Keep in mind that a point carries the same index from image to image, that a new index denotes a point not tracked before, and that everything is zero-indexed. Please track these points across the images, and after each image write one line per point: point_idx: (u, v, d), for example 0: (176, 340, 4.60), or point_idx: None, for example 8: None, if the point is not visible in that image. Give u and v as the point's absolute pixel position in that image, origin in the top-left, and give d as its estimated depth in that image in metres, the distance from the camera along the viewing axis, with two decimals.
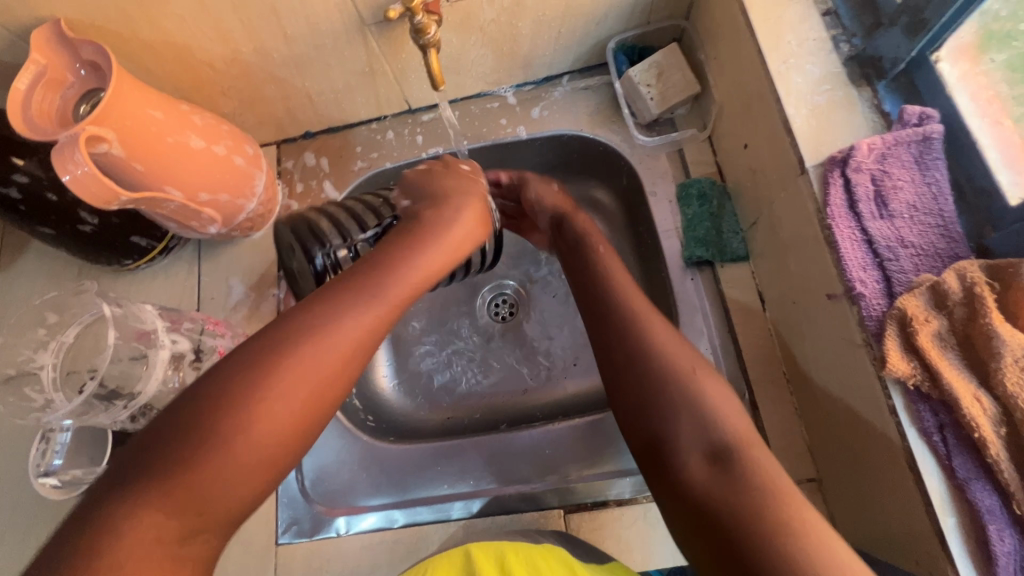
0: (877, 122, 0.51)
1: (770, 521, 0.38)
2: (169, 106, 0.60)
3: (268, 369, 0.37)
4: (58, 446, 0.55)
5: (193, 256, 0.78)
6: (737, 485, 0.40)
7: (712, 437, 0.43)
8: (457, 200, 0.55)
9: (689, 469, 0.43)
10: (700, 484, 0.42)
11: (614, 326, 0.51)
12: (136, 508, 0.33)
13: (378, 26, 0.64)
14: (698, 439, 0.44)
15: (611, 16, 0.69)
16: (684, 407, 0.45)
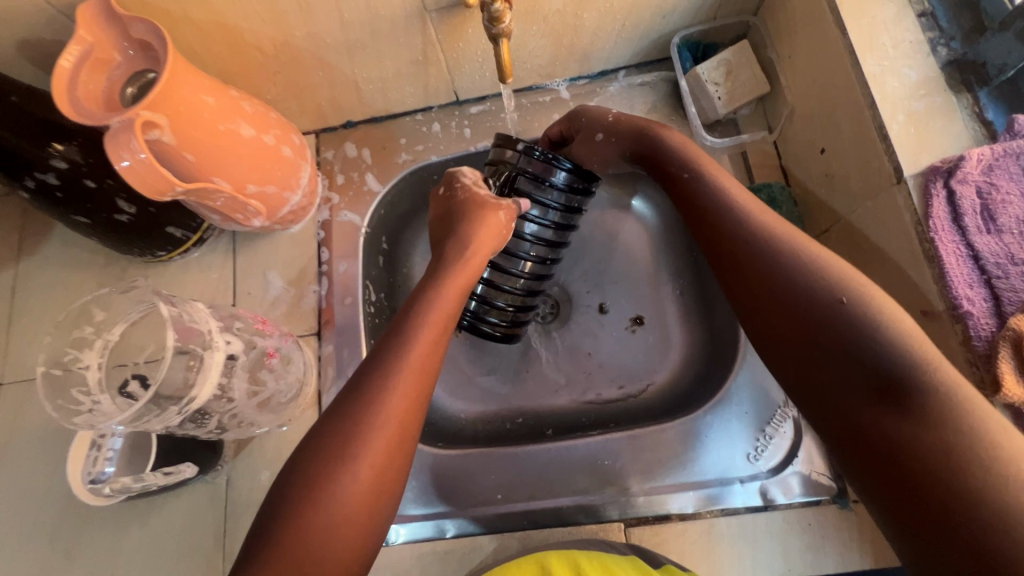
0: (978, 131, 0.48)
1: (955, 447, 0.34)
2: (220, 92, 0.56)
3: (349, 412, 0.44)
4: (109, 453, 0.55)
5: (227, 247, 0.75)
6: (916, 427, 0.36)
7: (874, 366, 0.38)
8: (475, 213, 0.58)
9: (856, 410, 0.38)
10: (868, 423, 0.38)
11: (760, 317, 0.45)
12: (298, 538, 0.39)
13: (440, 12, 0.61)
14: (860, 372, 0.39)
15: (679, 10, 0.66)
16: (842, 343, 0.40)
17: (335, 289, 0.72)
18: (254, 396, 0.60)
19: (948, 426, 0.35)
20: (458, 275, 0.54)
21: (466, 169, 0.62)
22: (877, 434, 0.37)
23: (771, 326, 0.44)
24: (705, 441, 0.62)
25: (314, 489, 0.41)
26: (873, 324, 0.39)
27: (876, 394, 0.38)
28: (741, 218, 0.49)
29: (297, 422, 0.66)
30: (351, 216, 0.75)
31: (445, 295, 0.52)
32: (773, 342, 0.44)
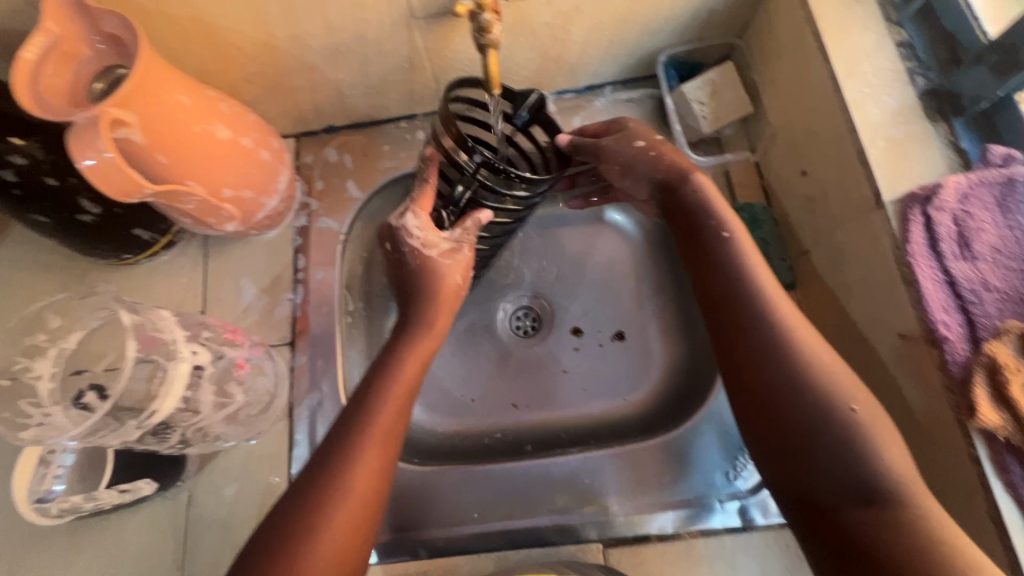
0: (954, 160, 0.50)
1: (923, 543, 0.38)
2: (197, 91, 0.54)
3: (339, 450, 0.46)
4: (58, 470, 0.52)
5: (198, 252, 0.72)
6: (888, 533, 0.39)
7: (863, 474, 0.41)
8: (436, 293, 0.55)
9: (841, 508, 0.41)
10: (855, 522, 0.40)
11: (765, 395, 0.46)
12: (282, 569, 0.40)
13: (427, 20, 0.60)
14: (851, 473, 0.41)
15: (666, 29, 0.67)
16: (834, 444, 0.42)
17: (310, 298, 0.70)
18: (222, 409, 0.58)
19: (918, 528, 0.39)
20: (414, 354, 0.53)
21: (411, 221, 0.55)
22: (856, 533, 0.40)
23: (774, 410, 0.45)
24: (684, 467, 0.62)
25: (306, 519, 0.42)
26: (865, 438, 0.42)
27: (859, 499, 0.41)
28: (758, 300, 0.49)
29: (266, 437, 0.63)
30: (330, 223, 0.73)
31: (411, 365, 0.52)
32: (763, 431, 0.46)
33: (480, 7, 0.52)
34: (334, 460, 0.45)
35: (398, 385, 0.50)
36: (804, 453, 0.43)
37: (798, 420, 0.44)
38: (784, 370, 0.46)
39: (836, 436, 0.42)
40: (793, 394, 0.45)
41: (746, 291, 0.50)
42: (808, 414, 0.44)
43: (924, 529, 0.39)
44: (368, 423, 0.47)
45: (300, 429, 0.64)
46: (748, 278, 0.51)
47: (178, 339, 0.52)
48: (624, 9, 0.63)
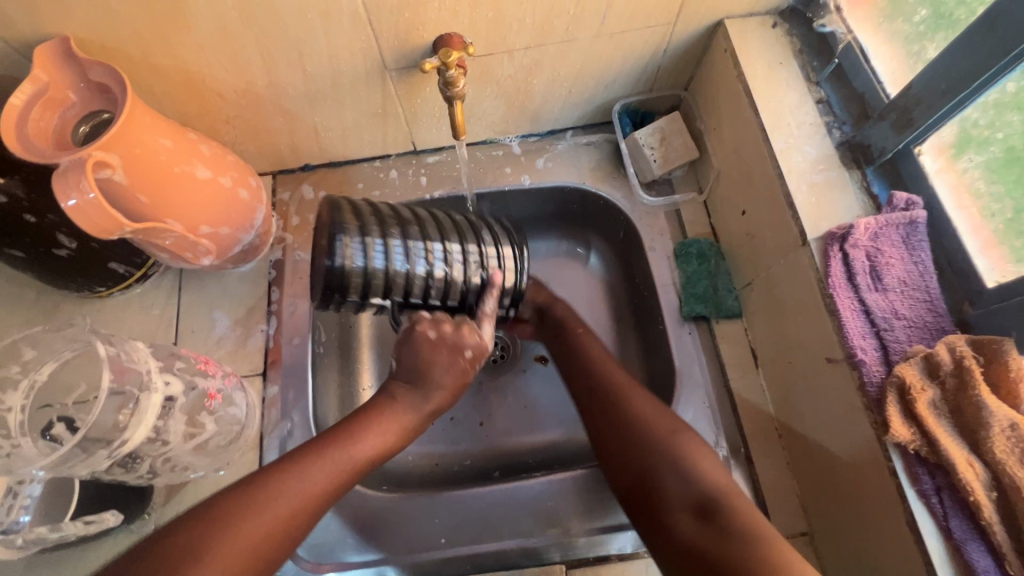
0: (867, 204, 0.56)
1: (746, 541, 0.47)
2: (179, 135, 0.58)
3: (281, 471, 0.51)
4: (26, 501, 0.52)
5: (173, 284, 0.74)
6: (719, 536, 0.48)
7: (695, 490, 0.51)
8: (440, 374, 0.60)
9: (679, 525, 0.50)
10: (687, 534, 0.49)
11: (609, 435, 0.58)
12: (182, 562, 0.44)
13: (399, 72, 0.65)
14: (686, 493, 0.52)
15: (619, 81, 0.74)
16: (666, 464, 0.54)
17: (283, 329, 0.72)
18: (190, 439, 0.58)
19: (742, 530, 0.48)
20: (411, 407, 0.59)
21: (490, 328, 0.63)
22: (694, 543, 0.49)
23: (619, 455, 0.57)
24: None
25: (221, 520, 0.47)
26: (686, 462, 0.53)
27: (698, 513, 0.50)
28: (606, 371, 0.63)
29: (234, 467, 0.64)
30: (305, 256, 0.76)
31: (390, 424, 0.58)
32: (614, 474, 0.57)
33: (445, 65, 0.59)
34: (269, 485, 0.50)
35: (377, 430, 0.57)
36: (645, 485, 0.54)
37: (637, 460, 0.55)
38: (626, 421, 0.58)
39: (676, 466, 0.53)
40: (631, 436, 0.57)
41: (596, 364, 0.64)
42: (639, 444, 0.56)
43: (741, 531, 0.48)
44: (318, 458, 0.53)
45: (270, 459, 0.65)
46: (595, 358, 0.64)
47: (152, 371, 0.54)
48: (580, 64, 0.69)
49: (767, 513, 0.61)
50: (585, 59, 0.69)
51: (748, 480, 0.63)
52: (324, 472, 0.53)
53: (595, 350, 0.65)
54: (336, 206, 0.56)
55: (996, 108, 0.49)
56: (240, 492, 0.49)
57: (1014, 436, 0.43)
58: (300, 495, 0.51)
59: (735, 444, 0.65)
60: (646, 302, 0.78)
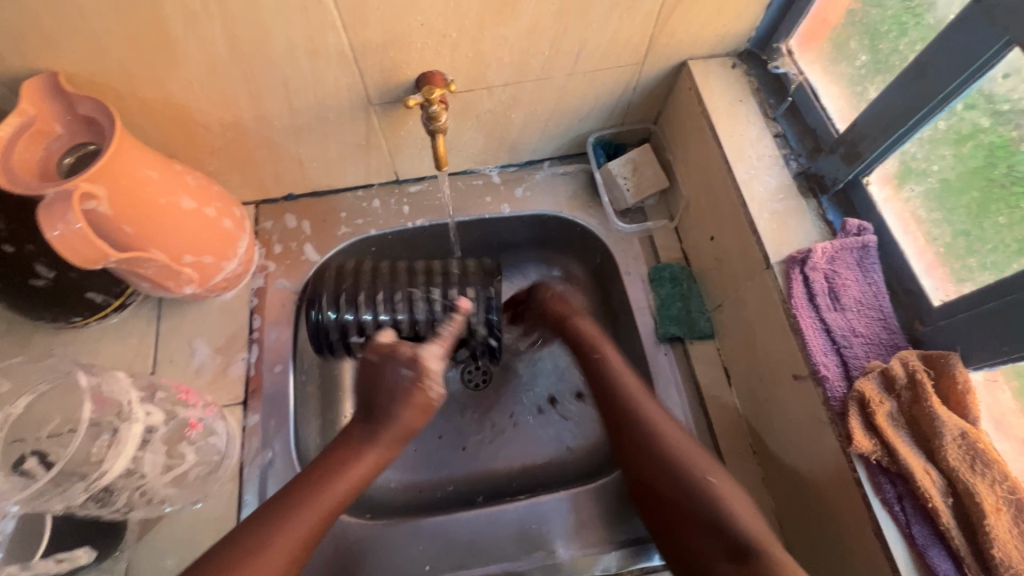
0: (823, 229, 0.61)
1: None
2: (165, 167, 0.59)
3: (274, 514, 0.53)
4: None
5: (151, 313, 0.74)
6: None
7: (731, 535, 0.52)
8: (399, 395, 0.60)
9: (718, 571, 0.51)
10: None
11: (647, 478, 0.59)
12: None
13: (383, 106, 0.68)
14: (720, 538, 0.52)
15: (592, 116, 0.78)
16: (701, 509, 0.54)
17: (265, 357, 0.72)
18: (168, 471, 0.58)
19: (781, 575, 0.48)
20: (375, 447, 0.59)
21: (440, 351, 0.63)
22: None
23: (654, 496, 0.58)
24: (623, 506, 0.65)
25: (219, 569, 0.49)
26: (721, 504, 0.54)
27: (733, 558, 0.50)
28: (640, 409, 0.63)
29: (212, 499, 0.64)
30: (288, 284, 0.77)
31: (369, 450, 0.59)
32: (651, 516, 0.58)
33: (428, 101, 0.62)
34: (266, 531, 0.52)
35: (365, 458, 0.59)
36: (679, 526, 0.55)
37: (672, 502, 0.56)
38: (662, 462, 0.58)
39: (709, 506, 0.54)
40: (666, 477, 0.57)
41: (629, 400, 0.64)
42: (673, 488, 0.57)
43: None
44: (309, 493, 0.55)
45: (249, 490, 0.65)
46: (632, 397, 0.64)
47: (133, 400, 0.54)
48: (555, 100, 0.73)
49: None
50: (560, 95, 0.73)
51: None
52: (309, 525, 0.54)
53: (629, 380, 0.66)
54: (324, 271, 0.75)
55: (931, 143, 0.53)
56: (221, 551, 0.51)
57: (964, 444, 0.46)
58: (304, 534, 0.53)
59: None
60: (623, 325, 0.80)
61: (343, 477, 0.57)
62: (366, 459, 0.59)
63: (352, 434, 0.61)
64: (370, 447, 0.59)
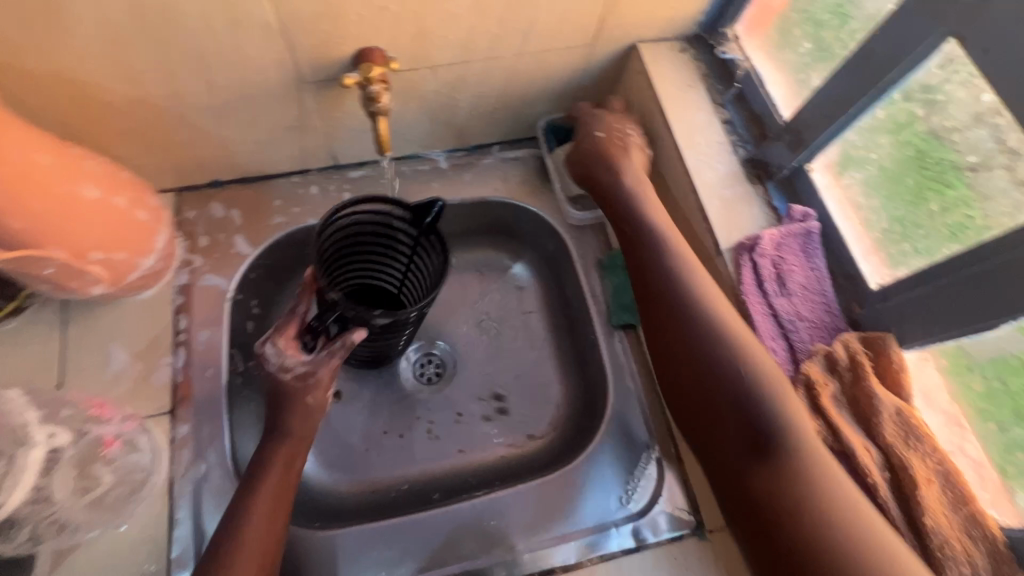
0: (769, 215, 0.62)
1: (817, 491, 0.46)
2: (60, 149, 0.51)
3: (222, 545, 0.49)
4: None
5: (55, 318, 0.65)
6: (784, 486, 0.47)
7: (762, 434, 0.49)
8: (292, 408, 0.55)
9: (750, 471, 0.49)
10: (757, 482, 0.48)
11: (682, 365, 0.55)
12: None
13: (317, 85, 0.62)
14: (749, 437, 0.50)
15: (542, 99, 0.75)
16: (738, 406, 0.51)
17: (194, 361, 0.66)
18: (84, 496, 0.52)
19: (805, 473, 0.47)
20: (279, 444, 0.54)
21: (270, 346, 0.55)
22: (763, 489, 0.48)
23: (686, 387, 0.55)
24: (578, 494, 0.66)
25: None
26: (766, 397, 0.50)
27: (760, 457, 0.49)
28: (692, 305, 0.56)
29: (138, 520, 0.58)
30: (217, 280, 0.71)
31: (284, 450, 0.54)
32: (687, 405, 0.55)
33: (367, 80, 0.58)
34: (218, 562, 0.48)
35: (287, 456, 0.54)
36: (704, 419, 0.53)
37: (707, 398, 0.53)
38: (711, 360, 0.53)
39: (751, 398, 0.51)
40: (702, 368, 0.54)
41: (675, 284, 0.57)
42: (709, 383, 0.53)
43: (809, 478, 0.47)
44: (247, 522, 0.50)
45: (182, 507, 0.59)
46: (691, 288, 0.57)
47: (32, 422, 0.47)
48: (503, 82, 0.70)
49: (698, 508, 0.65)
50: (509, 77, 0.70)
51: (680, 480, 0.66)
52: (250, 549, 0.49)
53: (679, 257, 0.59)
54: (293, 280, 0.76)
55: (870, 132, 0.55)
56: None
57: (900, 420, 0.49)
58: (259, 552, 0.49)
59: (667, 446, 0.68)
60: (578, 313, 0.79)
61: (258, 481, 0.52)
62: (274, 460, 0.53)
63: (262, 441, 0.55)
64: (273, 445, 0.54)
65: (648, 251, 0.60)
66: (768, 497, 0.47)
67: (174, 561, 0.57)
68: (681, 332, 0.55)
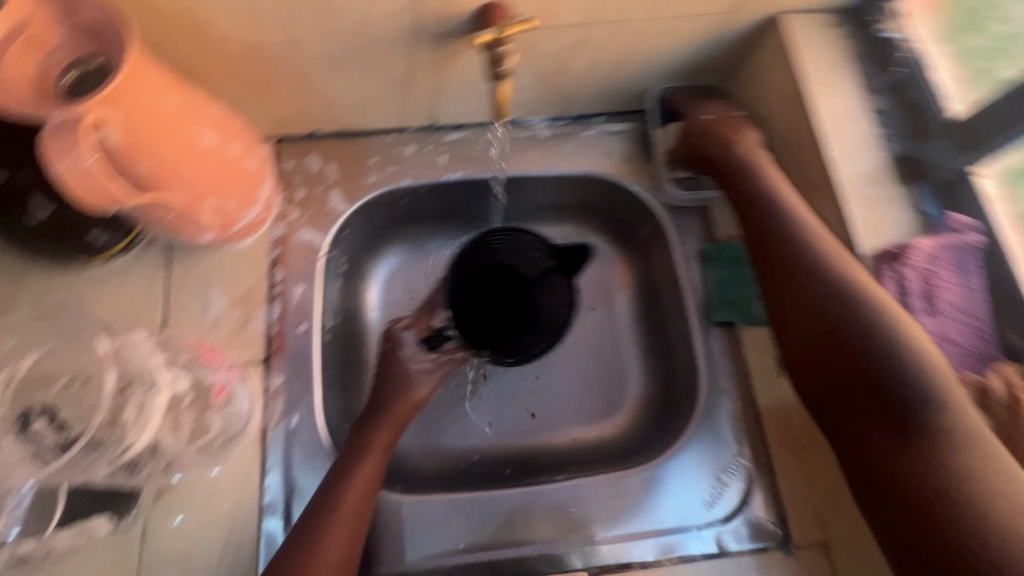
0: (920, 221, 0.55)
1: (957, 465, 0.43)
2: (183, 92, 0.50)
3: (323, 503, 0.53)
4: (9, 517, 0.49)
5: (159, 258, 0.66)
6: (916, 456, 0.44)
7: (896, 403, 0.47)
8: (393, 394, 0.62)
9: (877, 437, 0.47)
10: (884, 449, 0.46)
11: (806, 329, 0.54)
12: None
13: (434, 38, 0.59)
14: (881, 405, 0.48)
15: (661, 68, 0.70)
16: (870, 370, 0.49)
17: (289, 314, 0.66)
18: (195, 442, 0.55)
19: (944, 444, 0.44)
20: (381, 428, 0.59)
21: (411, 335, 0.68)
22: (892, 457, 0.45)
23: (807, 351, 0.54)
24: (658, 490, 0.64)
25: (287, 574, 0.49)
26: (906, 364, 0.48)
27: (892, 427, 0.46)
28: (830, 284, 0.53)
29: (233, 463, 0.60)
30: (311, 235, 0.70)
31: (382, 428, 0.59)
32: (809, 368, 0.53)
33: (500, 39, 0.53)
34: (317, 522, 0.52)
35: (386, 426, 0.60)
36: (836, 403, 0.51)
37: (839, 380, 0.51)
38: (847, 341, 0.51)
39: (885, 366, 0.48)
40: (831, 330, 0.52)
41: (807, 254, 0.56)
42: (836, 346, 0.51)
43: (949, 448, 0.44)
44: (345, 484, 0.54)
45: (274, 455, 0.61)
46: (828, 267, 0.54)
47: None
48: (625, 47, 0.65)
49: (787, 522, 0.62)
50: (631, 42, 0.64)
51: (770, 491, 0.63)
52: (339, 520, 0.52)
53: (808, 231, 0.57)
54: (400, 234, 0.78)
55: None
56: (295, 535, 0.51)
57: None
58: (354, 513, 0.53)
59: (759, 453, 0.65)
60: (667, 303, 0.75)
61: (359, 459, 0.56)
62: (375, 442, 0.58)
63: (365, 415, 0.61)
64: (376, 428, 0.59)
65: (776, 231, 0.59)
66: (907, 480, 0.44)
67: (266, 505, 0.59)
68: (813, 313, 0.54)
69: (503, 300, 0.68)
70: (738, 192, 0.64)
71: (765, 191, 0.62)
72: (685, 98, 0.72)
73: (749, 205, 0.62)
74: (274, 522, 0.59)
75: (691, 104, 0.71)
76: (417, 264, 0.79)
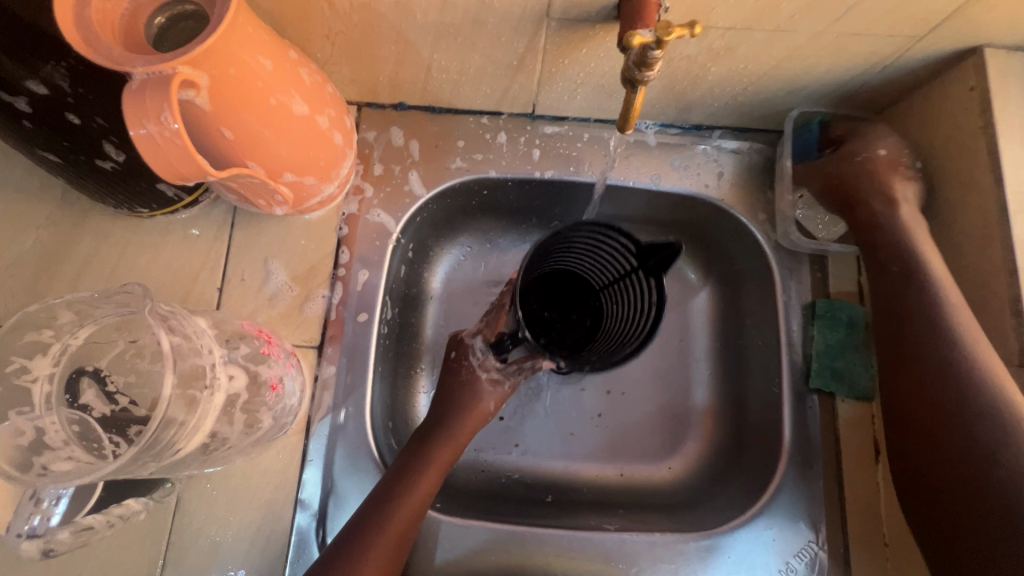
0: None
1: None
2: (280, 53, 0.44)
3: (373, 518, 0.52)
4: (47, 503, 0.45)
5: (225, 217, 0.62)
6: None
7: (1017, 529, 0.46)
8: (461, 411, 0.59)
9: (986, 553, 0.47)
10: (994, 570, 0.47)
11: (935, 429, 0.51)
12: None
13: (562, 23, 0.51)
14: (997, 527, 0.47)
15: (809, 89, 0.60)
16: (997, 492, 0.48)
17: (350, 299, 0.62)
18: (248, 434, 0.51)
19: None
20: (444, 447, 0.56)
21: (480, 342, 0.62)
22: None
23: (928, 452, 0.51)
24: (716, 562, 0.58)
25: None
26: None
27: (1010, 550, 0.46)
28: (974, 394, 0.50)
29: (275, 450, 0.57)
30: (383, 218, 0.65)
31: (446, 446, 0.56)
32: (926, 464, 0.51)
33: (656, 43, 0.42)
34: (360, 538, 0.51)
35: (451, 441, 0.57)
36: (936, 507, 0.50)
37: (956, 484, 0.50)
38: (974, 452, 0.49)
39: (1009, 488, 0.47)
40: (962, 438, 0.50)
41: (952, 357, 0.52)
42: (967, 456, 0.50)
43: None
44: (401, 499, 0.53)
45: (316, 450, 0.57)
46: (971, 373, 0.50)
47: (213, 363, 0.46)
48: (776, 61, 0.55)
49: None
50: (786, 56, 0.54)
51: None
52: (387, 535, 0.52)
53: (967, 326, 0.52)
54: (473, 225, 0.72)
55: None
56: (344, 541, 0.51)
57: None
58: (401, 525, 0.52)
59: (835, 542, 0.59)
60: (753, 352, 0.67)
61: (416, 478, 0.54)
62: (437, 454, 0.56)
63: (427, 423, 0.59)
64: (441, 443, 0.56)
65: (923, 309, 0.55)
66: None
67: (304, 502, 0.56)
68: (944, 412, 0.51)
69: (565, 312, 0.66)
70: (894, 262, 0.58)
71: (921, 268, 0.56)
72: (859, 125, 0.64)
73: (901, 274, 0.57)
74: (306, 521, 0.56)
75: (862, 130, 0.63)
76: (482, 259, 0.73)
